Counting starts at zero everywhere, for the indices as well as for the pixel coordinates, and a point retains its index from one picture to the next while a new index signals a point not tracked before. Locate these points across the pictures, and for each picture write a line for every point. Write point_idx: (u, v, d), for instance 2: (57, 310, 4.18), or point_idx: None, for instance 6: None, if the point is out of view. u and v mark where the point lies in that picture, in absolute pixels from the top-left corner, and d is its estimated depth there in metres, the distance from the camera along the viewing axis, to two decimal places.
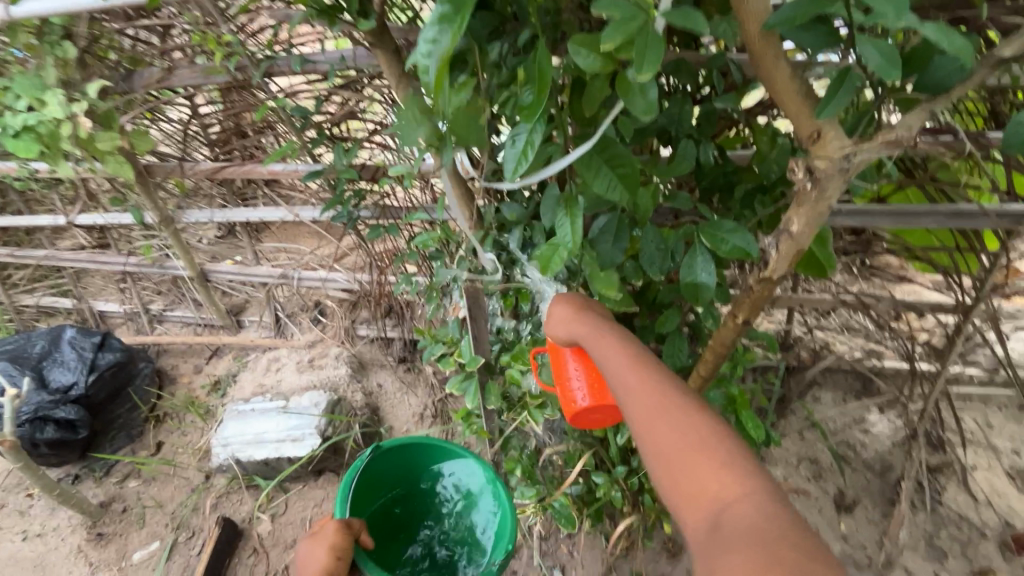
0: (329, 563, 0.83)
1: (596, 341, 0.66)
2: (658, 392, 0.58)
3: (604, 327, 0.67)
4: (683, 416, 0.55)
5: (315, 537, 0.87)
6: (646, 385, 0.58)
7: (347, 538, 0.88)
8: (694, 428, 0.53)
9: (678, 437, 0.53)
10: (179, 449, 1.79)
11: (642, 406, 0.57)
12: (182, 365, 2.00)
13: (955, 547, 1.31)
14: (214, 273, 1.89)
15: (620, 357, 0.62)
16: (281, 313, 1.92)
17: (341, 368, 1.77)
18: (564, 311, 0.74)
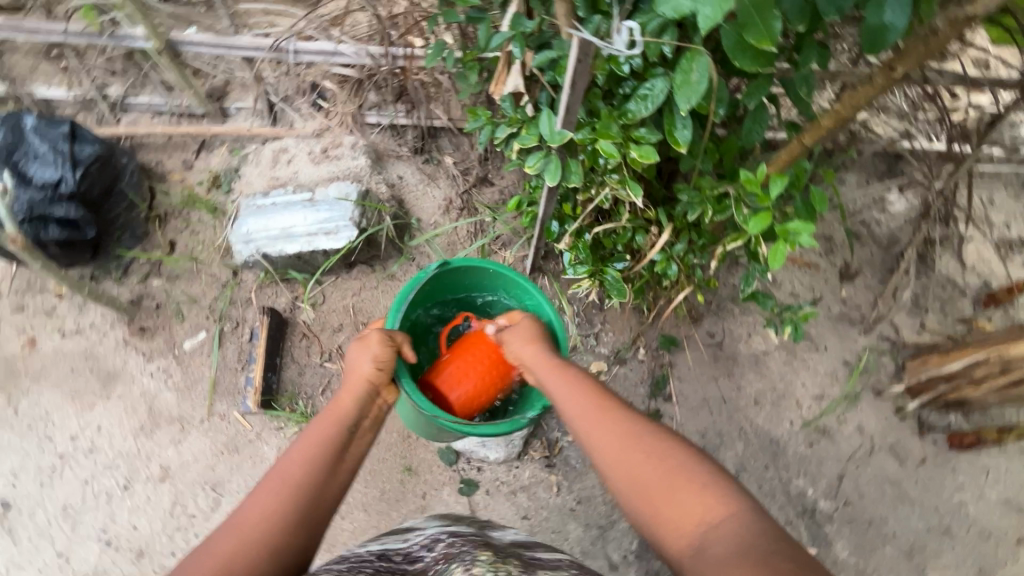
0: (371, 372, 0.94)
1: (553, 380, 0.91)
2: (612, 412, 0.82)
3: (569, 378, 0.89)
4: (634, 429, 0.79)
5: (362, 340, 0.98)
6: (601, 409, 0.83)
7: (389, 349, 0.98)
8: (643, 434, 0.78)
9: (652, 468, 0.74)
10: (196, 247, 1.71)
11: (600, 427, 0.81)
12: (167, 160, 1.80)
13: (938, 304, 1.52)
14: (184, 44, 1.59)
15: (597, 414, 0.82)
16: (274, 97, 1.69)
17: (360, 159, 1.64)
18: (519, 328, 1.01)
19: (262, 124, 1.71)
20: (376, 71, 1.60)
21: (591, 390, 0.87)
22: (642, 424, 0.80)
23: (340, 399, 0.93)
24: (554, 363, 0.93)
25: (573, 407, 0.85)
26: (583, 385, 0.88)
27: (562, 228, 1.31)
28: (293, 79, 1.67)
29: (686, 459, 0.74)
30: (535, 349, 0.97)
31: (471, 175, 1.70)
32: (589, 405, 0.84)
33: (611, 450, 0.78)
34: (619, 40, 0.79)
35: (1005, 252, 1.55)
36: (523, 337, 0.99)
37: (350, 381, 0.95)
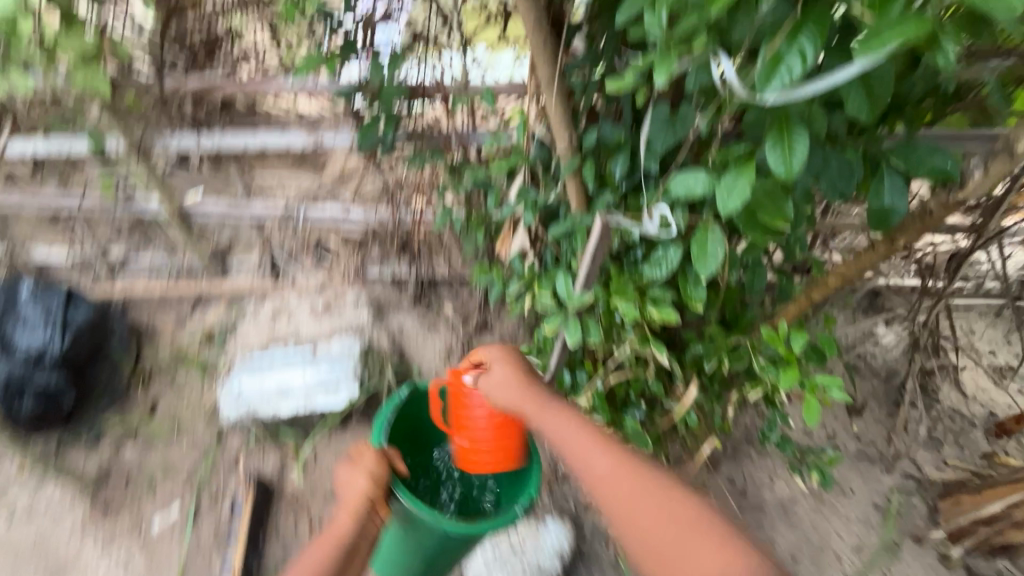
0: (366, 492, 0.87)
1: (560, 437, 0.76)
2: (637, 478, 0.67)
3: (569, 422, 0.76)
4: (668, 503, 0.64)
5: (355, 462, 0.91)
6: (624, 474, 0.68)
7: (385, 467, 0.91)
8: (682, 510, 0.63)
9: (673, 527, 0.62)
10: (179, 408, 1.61)
11: (626, 501, 0.66)
12: (159, 317, 1.76)
13: (951, 437, 1.51)
14: (196, 212, 1.68)
15: (602, 460, 0.70)
16: (278, 254, 1.73)
17: (362, 312, 1.64)
18: (502, 369, 0.86)
19: (261, 279, 1.72)
20: (381, 229, 1.66)
21: (605, 447, 0.72)
22: (677, 495, 0.65)
23: (336, 522, 0.85)
24: (560, 414, 0.78)
25: (574, 455, 0.73)
26: (597, 441, 0.73)
27: (572, 379, 1.26)
28: (298, 235, 1.73)
29: (740, 544, 0.59)
30: (535, 400, 0.81)
31: (472, 321, 1.69)
32: (599, 463, 0.70)
33: (646, 533, 0.63)
34: (651, 223, 0.88)
35: (999, 380, 1.59)
36: (514, 379, 0.84)
37: (346, 501, 0.87)
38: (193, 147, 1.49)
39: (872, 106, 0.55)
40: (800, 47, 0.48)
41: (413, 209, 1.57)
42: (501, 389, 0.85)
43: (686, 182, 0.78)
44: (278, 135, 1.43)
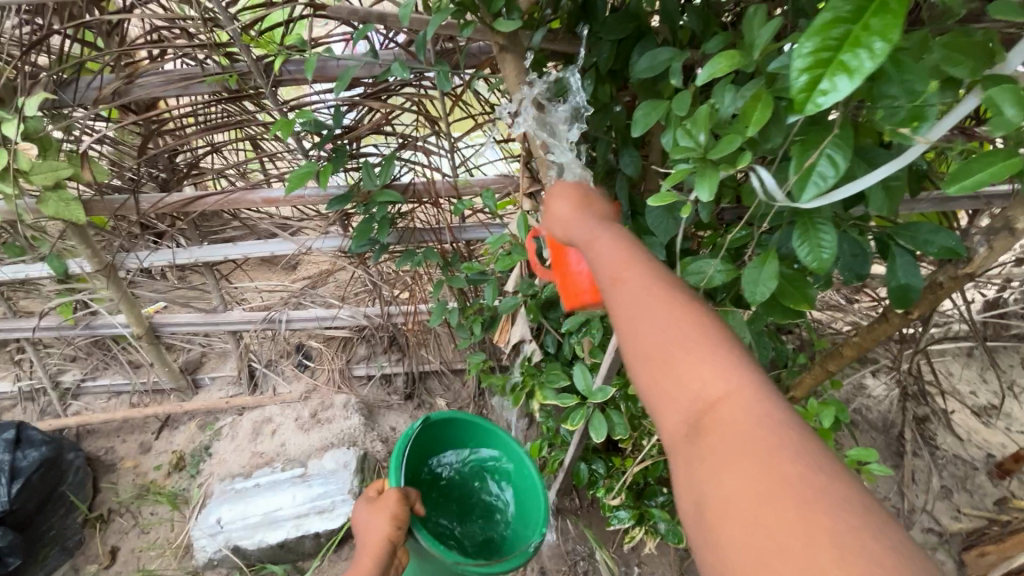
0: (389, 536, 0.81)
1: (591, 243, 0.59)
2: (662, 304, 0.48)
3: (596, 224, 0.60)
4: (700, 342, 0.45)
5: (376, 504, 0.84)
6: (648, 294, 0.49)
7: (405, 505, 0.84)
8: (715, 354, 0.44)
9: (664, 335, 0.47)
10: (145, 552, 1.42)
11: (644, 327, 0.48)
12: (121, 446, 1.60)
13: (958, 483, 1.52)
14: (166, 325, 1.56)
15: (608, 250, 0.55)
16: (256, 364, 1.64)
17: (352, 417, 1.55)
18: (565, 205, 0.66)
19: (239, 393, 1.63)
20: (367, 328, 1.60)
21: (633, 262, 0.53)
22: (714, 336, 0.45)
23: (358, 566, 0.80)
24: (600, 224, 0.61)
25: (594, 246, 0.58)
26: (630, 259, 0.54)
27: (590, 469, 1.24)
28: (278, 342, 1.64)
29: (779, 410, 0.40)
30: (577, 214, 0.64)
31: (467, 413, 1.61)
32: (609, 250, 0.55)
33: (658, 375, 0.46)
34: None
35: (987, 419, 1.63)
36: (564, 203, 0.66)
37: (366, 547, 0.82)
38: (168, 262, 1.40)
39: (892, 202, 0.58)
40: (830, 158, 0.51)
41: (402, 305, 1.53)
42: (554, 213, 0.67)
43: (703, 270, 0.78)
44: (259, 244, 1.38)
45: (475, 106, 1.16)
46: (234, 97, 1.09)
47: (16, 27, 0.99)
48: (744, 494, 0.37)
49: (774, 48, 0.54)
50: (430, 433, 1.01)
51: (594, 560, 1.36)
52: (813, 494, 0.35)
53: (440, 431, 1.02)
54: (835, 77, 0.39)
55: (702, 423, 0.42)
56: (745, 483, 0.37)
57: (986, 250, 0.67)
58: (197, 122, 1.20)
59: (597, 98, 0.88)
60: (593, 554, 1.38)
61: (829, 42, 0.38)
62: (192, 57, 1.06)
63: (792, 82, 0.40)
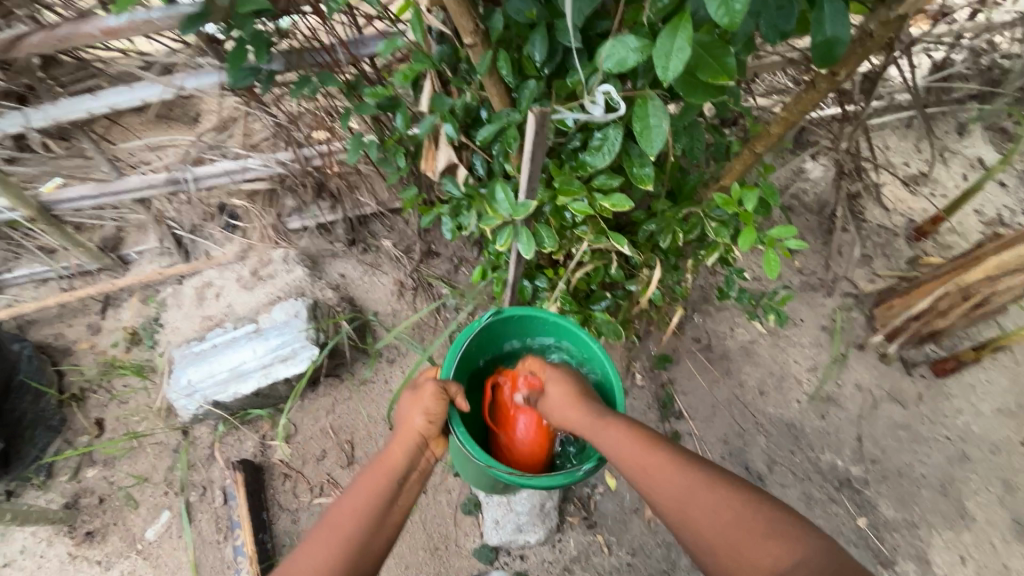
0: (423, 427, 0.86)
1: (618, 452, 0.80)
2: (653, 451, 0.77)
3: (619, 424, 0.82)
4: (688, 468, 0.74)
5: (416, 397, 0.89)
6: (649, 451, 0.77)
7: (443, 401, 0.88)
8: (697, 470, 0.74)
9: (717, 515, 0.68)
10: (131, 418, 1.50)
11: (647, 469, 0.76)
12: (69, 331, 1.58)
13: (879, 251, 1.63)
14: (60, 203, 1.42)
15: (642, 459, 0.77)
16: (180, 231, 1.55)
17: (296, 271, 1.52)
18: (555, 389, 0.93)
19: (173, 262, 1.56)
20: (288, 176, 1.48)
21: (626, 429, 0.81)
22: (698, 466, 0.74)
23: (388, 452, 0.85)
24: (591, 405, 0.88)
25: (626, 461, 0.78)
26: (626, 428, 0.82)
27: (534, 287, 1.26)
28: (196, 206, 1.53)
29: (742, 490, 0.70)
30: (569, 397, 0.90)
31: (415, 251, 1.58)
32: (643, 462, 0.77)
33: (671, 493, 0.73)
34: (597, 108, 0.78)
35: (914, 187, 1.68)
36: (566, 395, 0.91)
37: (400, 432, 0.87)
38: (24, 127, 1.24)
39: None
40: None
41: (318, 145, 1.39)
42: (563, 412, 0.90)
43: (617, 53, 0.69)
44: (124, 90, 1.21)
45: None
46: None
47: None
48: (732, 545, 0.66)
49: None
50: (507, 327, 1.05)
51: None
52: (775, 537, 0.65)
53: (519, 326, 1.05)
54: None
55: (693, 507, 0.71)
56: None
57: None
58: None
59: None
60: None
61: None
62: None
63: None
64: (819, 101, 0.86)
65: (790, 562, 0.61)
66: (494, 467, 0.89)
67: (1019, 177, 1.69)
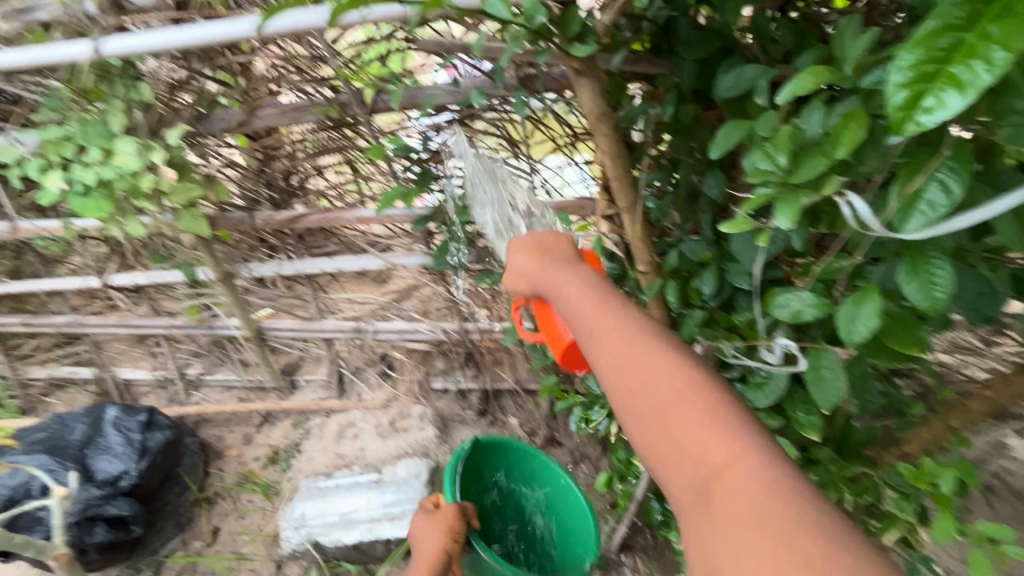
0: (443, 548, 1.01)
1: (563, 297, 0.63)
2: (638, 343, 0.54)
3: (571, 275, 0.64)
4: (695, 394, 0.50)
5: (435, 516, 1.04)
6: (635, 351, 0.54)
7: (462, 519, 1.04)
8: (710, 409, 0.49)
9: (665, 392, 0.50)
10: (241, 536, 1.57)
11: (632, 382, 0.52)
12: (228, 435, 1.79)
13: None
14: (271, 330, 1.74)
15: (587, 306, 0.60)
16: (345, 370, 1.76)
17: (427, 429, 1.60)
18: (524, 254, 0.70)
19: (330, 396, 1.75)
20: (445, 343, 1.65)
21: (606, 305, 0.59)
22: (709, 398, 0.49)
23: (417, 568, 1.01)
24: (564, 270, 0.65)
25: (575, 310, 0.60)
26: (604, 304, 0.59)
27: (664, 508, 1.17)
28: (365, 351, 1.75)
29: (786, 479, 0.44)
30: (539, 263, 0.68)
31: (538, 435, 1.59)
32: (588, 310, 0.59)
33: (649, 416, 0.50)
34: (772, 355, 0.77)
35: None
36: (522, 253, 0.71)
37: (424, 555, 1.02)
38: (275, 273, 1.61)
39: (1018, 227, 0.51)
40: (939, 179, 0.45)
41: (479, 322, 1.56)
42: (513, 268, 0.71)
43: (790, 302, 0.71)
44: (351, 258, 1.55)
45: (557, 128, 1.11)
46: (336, 124, 1.22)
47: (170, 68, 1.17)
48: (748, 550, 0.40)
49: (877, 62, 0.49)
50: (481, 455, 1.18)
51: None
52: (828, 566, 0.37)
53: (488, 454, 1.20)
54: (942, 92, 0.35)
55: (702, 476, 0.46)
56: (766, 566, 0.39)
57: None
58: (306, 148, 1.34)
59: (677, 118, 0.85)
60: None
61: (934, 53, 0.35)
62: (302, 90, 1.19)
63: (890, 99, 0.37)
64: None
65: (751, 503, 0.42)
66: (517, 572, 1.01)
67: None
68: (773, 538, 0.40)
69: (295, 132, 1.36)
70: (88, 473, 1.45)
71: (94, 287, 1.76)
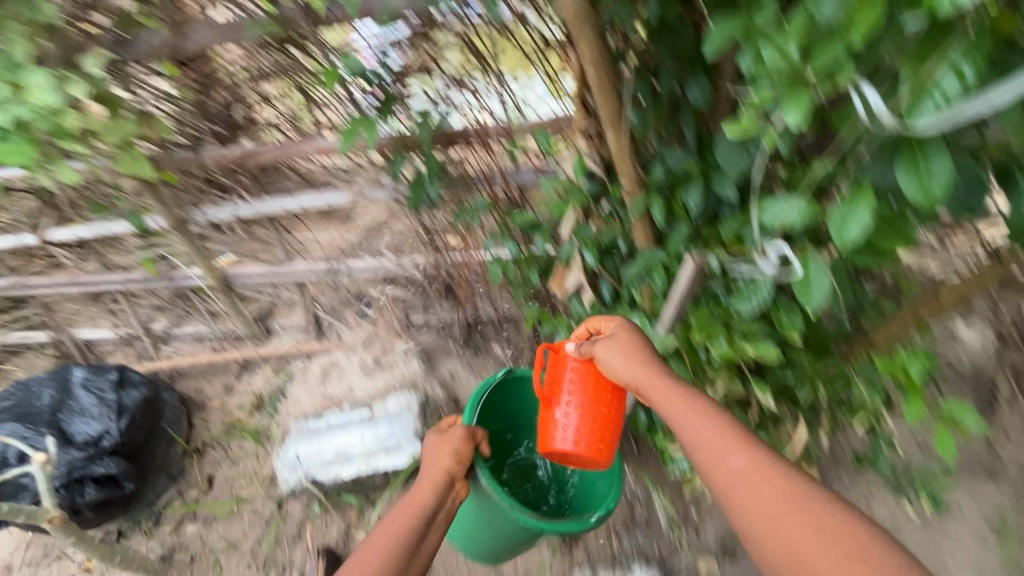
0: (450, 467, 0.88)
1: (686, 424, 0.69)
2: (776, 480, 0.62)
3: (690, 397, 0.71)
4: (855, 540, 0.56)
5: (444, 436, 0.91)
6: (780, 493, 0.61)
7: (471, 444, 0.92)
8: (853, 546, 0.56)
9: (807, 531, 0.58)
10: (237, 480, 1.59)
11: (786, 523, 0.59)
12: (208, 387, 1.76)
13: None
14: (238, 278, 1.67)
15: (715, 434, 0.67)
16: (321, 313, 1.73)
17: (412, 363, 1.60)
18: (624, 351, 0.79)
19: (309, 339, 1.73)
20: (422, 277, 1.62)
21: (729, 436, 0.67)
22: (850, 532, 0.57)
23: (414, 493, 0.84)
24: (682, 395, 0.72)
25: (702, 439, 0.67)
26: (730, 435, 0.67)
27: (649, 416, 1.24)
28: (339, 292, 1.72)
29: None
30: (642, 366, 0.76)
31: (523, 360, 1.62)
32: (715, 440, 0.66)
33: (791, 547, 0.58)
34: (765, 261, 0.79)
35: None
36: (627, 349, 0.79)
37: (426, 473, 0.88)
38: (230, 215, 1.53)
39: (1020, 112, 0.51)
40: (953, 65, 0.44)
41: (456, 252, 1.53)
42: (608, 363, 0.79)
43: (782, 210, 0.71)
44: (315, 195, 1.47)
45: (525, 38, 1.03)
46: (280, 44, 1.09)
47: None
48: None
49: None
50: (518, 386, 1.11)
51: (651, 503, 1.37)
52: None
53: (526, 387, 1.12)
54: None
55: None
56: None
57: None
58: (248, 74, 1.21)
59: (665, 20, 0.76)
60: (649, 497, 1.38)
61: None
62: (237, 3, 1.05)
63: None
64: None
65: None
66: (517, 510, 0.92)
67: None
68: None
69: (226, 57, 1.19)
70: (65, 436, 1.39)
71: (30, 246, 1.62)
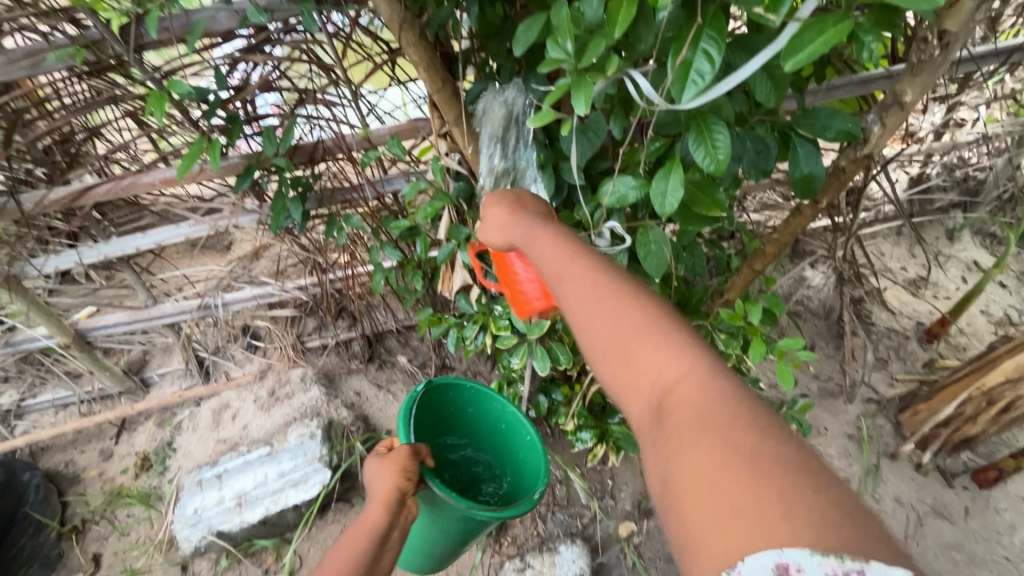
0: (400, 489, 0.78)
1: (533, 244, 0.64)
2: (603, 282, 0.55)
3: (537, 226, 0.64)
4: (666, 329, 0.50)
5: (387, 456, 0.80)
6: (603, 296, 0.54)
7: (417, 462, 0.80)
8: (664, 333, 0.49)
9: (616, 322, 0.52)
10: (129, 552, 1.42)
11: (603, 322, 0.52)
12: (81, 457, 1.57)
13: (893, 353, 1.61)
14: (95, 329, 1.50)
15: (547, 248, 0.61)
16: (203, 354, 1.61)
17: (313, 389, 1.54)
18: (500, 203, 0.72)
19: (194, 384, 1.60)
20: (309, 301, 1.56)
21: (571, 254, 0.59)
22: (663, 320, 0.51)
23: (366, 513, 0.77)
24: (529, 223, 0.66)
25: (538, 257, 0.62)
26: (566, 248, 0.60)
27: (550, 400, 1.26)
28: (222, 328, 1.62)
29: (730, 391, 0.44)
30: (510, 213, 0.69)
31: (430, 367, 1.60)
32: (550, 256, 0.60)
33: (604, 335, 0.52)
34: (602, 238, 0.84)
35: (916, 291, 1.71)
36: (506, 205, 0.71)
37: (374, 494, 0.78)
38: (76, 263, 1.36)
39: (775, 90, 0.62)
40: (704, 49, 0.51)
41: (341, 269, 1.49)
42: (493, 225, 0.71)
43: (617, 190, 0.76)
44: (171, 228, 1.34)
45: (369, 46, 1.09)
46: (97, 71, 0.99)
47: None
48: (697, 464, 0.41)
49: None
50: (431, 401, 0.98)
51: (569, 481, 1.42)
52: (758, 457, 0.39)
53: (437, 401, 0.99)
54: None
55: (652, 389, 0.48)
56: (698, 449, 0.41)
57: (880, 127, 0.78)
58: (65, 103, 1.11)
59: (487, 21, 0.84)
60: (567, 476, 1.43)
61: None
62: (41, 27, 0.96)
63: None
64: (807, 223, 0.94)
65: (689, 394, 0.45)
66: (475, 509, 0.81)
67: (1018, 279, 1.73)
68: (713, 438, 0.41)
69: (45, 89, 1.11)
70: None
71: None
